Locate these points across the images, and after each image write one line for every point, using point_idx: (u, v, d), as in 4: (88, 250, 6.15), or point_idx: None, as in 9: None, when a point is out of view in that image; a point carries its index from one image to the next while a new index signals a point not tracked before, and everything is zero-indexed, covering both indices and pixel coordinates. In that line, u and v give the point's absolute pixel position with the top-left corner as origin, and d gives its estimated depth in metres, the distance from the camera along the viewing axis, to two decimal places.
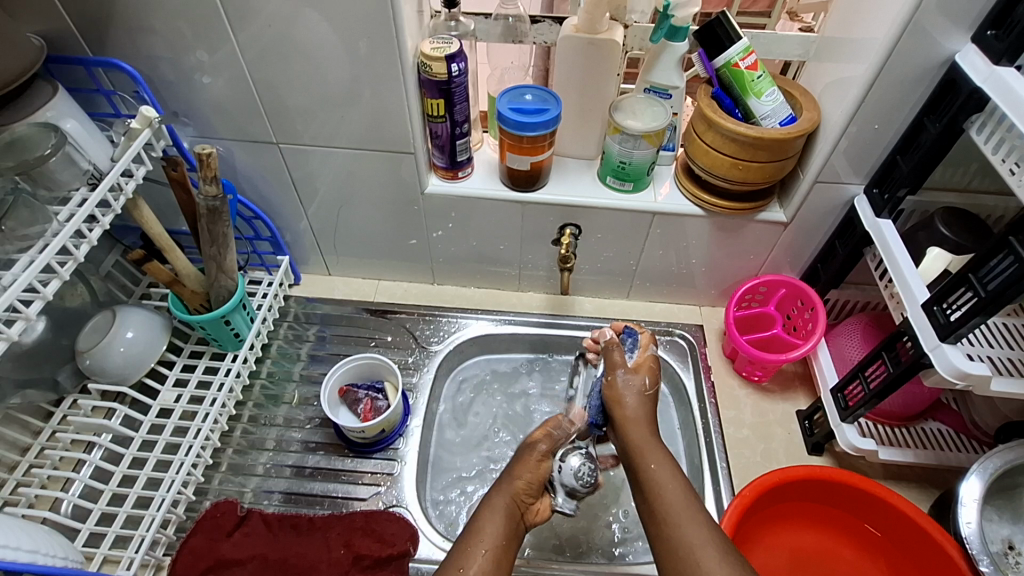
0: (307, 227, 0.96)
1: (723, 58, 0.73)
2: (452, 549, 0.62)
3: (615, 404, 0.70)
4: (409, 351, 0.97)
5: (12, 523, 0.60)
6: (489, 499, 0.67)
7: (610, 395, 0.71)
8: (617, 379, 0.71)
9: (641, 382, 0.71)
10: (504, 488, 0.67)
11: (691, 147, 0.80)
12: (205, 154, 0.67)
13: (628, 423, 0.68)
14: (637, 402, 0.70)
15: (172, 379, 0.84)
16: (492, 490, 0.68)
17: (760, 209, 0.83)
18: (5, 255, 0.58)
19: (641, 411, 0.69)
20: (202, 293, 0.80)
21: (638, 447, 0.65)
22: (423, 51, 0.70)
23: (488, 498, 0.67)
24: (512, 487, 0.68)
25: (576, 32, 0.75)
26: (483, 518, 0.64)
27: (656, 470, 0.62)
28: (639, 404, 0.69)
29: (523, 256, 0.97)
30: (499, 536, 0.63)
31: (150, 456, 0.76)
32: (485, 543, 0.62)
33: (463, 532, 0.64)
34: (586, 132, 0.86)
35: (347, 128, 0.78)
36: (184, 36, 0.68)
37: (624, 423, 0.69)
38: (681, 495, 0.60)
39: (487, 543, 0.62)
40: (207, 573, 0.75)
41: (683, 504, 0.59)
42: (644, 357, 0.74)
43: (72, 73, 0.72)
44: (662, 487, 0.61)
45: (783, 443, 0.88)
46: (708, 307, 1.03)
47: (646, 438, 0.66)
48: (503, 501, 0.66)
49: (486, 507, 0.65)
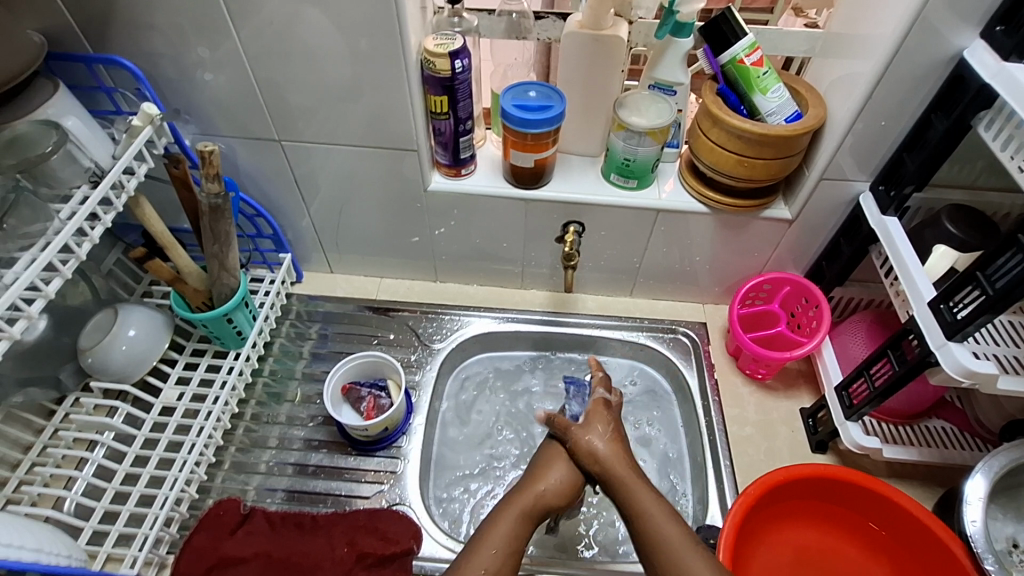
0: (309, 224, 0.95)
1: (729, 54, 0.72)
2: (465, 546, 0.63)
3: (586, 456, 0.69)
4: (411, 348, 0.97)
5: (15, 522, 0.60)
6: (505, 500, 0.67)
7: (581, 448, 0.69)
8: (585, 434, 0.69)
9: (606, 425, 0.71)
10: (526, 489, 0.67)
11: (695, 144, 0.79)
12: (207, 151, 0.66)
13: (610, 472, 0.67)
14: (611, 452, 0.68)
15: (175, 377, 0.84)
16: (513, 491, 0.68)
17: (764, 206, 0.82)
18: (6, 253, 0.58)
19: (620, 456, 0.68)
20: (204, 291, 0.80)
21: (633, 500, 0.64)
22: (426, 47, 0.70)
23: (506, 499, 0.67)
24: (535, 488, 0.67)
25: (581, 28, 0.74)
26: (495, 517, 0.65)
27: (655, 516, 0.62)
28: (613, 451, 0.68)
29: (525, 254, 0.96)
30: (511, 536, 0.63)
31: (153, 455, 0.76)
32: (497, 538, 0.62)
33: (479, 529, 0.64)
34: (590, 129, 0.85)
35: (349, 126, 0.78)
36: (185, 32, 0.68)
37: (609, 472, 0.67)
38: (685, 542, 0.60)
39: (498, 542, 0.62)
40: (211, 572, 0.75)
41: (691, 551, 0.59)
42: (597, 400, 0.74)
43: (73, 70, 0.71)
44: (665, 536, 0.61)
45: (787, 441, 0.87)
46: (711, 305, 1.02)
47: (633, 482, 0.66)
48: (523, 501, 0.66)
49: (504, 505, 0.66)
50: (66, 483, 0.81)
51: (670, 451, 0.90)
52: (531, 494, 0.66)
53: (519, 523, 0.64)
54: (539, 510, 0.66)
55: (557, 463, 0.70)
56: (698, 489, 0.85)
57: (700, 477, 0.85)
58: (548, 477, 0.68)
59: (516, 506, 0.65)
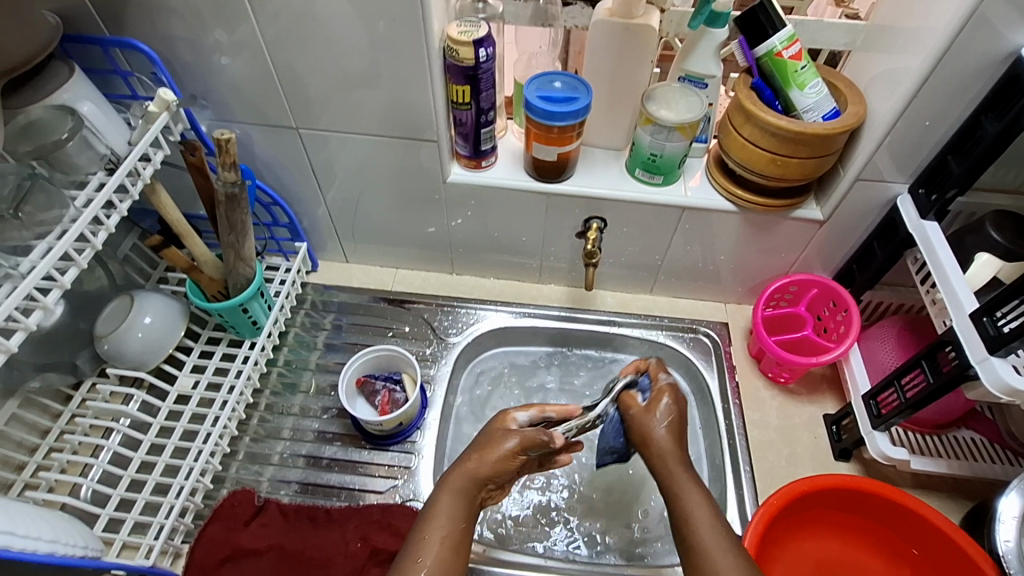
0: (325, 213, 0.94)
1: (765, 47, 0.69)
2: (408, 538, 0.59)
3: (645, 443, 0.67)
4: (427, 342, 0.95)
5: (33, 512, 0.59)
6: (444, 481, 0.62)
7: (641, 434, 0.67)
8: (647, 418, 0.67)
9: (670, 415, 0.67)
10: (466, 469, 0.62)
11: (726, 140, 0.76)
12: (225, 139, 0.65)
13: (659, 453, 0.64)
14: (666, 434, 0.65)
15: (190, 365, 0.84)
16: (446, 476, 0.63)
17: (795, 206, 0.79)
18: (22, 242, 0.57)
19: (675, 449, 0.64)
20: (219, 280, 0.79)
21: (684, 505, 0.59)
22: (449, 35, 0.67)
23: (439, 488, 0.62)
24: (476, 470, 0.62)
25: (610, 16, 0.71)
26: (440, 503, 0.60)
27: (687, 489, 0.60)
28: (670, 439, 0.65)
29: (546, 247, 0.94)
30: (446, 532, 0.58)
31: (167, 443, 0.76)
32: (442, 532, 0.58)
33: (422, 516, 0.60)
34: (616, 122, 0.82)
35: (367, 113, 0.76)
36: (202, 16, 0.66)
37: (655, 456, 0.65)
38: (698, 497, 0.59)
39: (445, 532, 0.58)
40: (225, 563, 0.75)
41: (699, 505, 0.59)
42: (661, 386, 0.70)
43: (88, 54, 0.69)
44: (693, 516, 0.58)
45: (809, 447, 0.85)
46: (733, 305, 1.00)
47: (677, 463, 0.63)
48: (466, 484, 0.62)
49: (444, 490, 0.61)
50: (83, 469, 0.81)
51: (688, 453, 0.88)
52: (470, 469, 0.62)
53: (463, 508, 0.60)
54: (477, 488, 0.62)
55: (500, 438, 0.65)
56: (716, 493, 0.83)
57: (719, 481, 0.83)
58: (485, 452, 0.63)
59: (451, 490, 0.61)
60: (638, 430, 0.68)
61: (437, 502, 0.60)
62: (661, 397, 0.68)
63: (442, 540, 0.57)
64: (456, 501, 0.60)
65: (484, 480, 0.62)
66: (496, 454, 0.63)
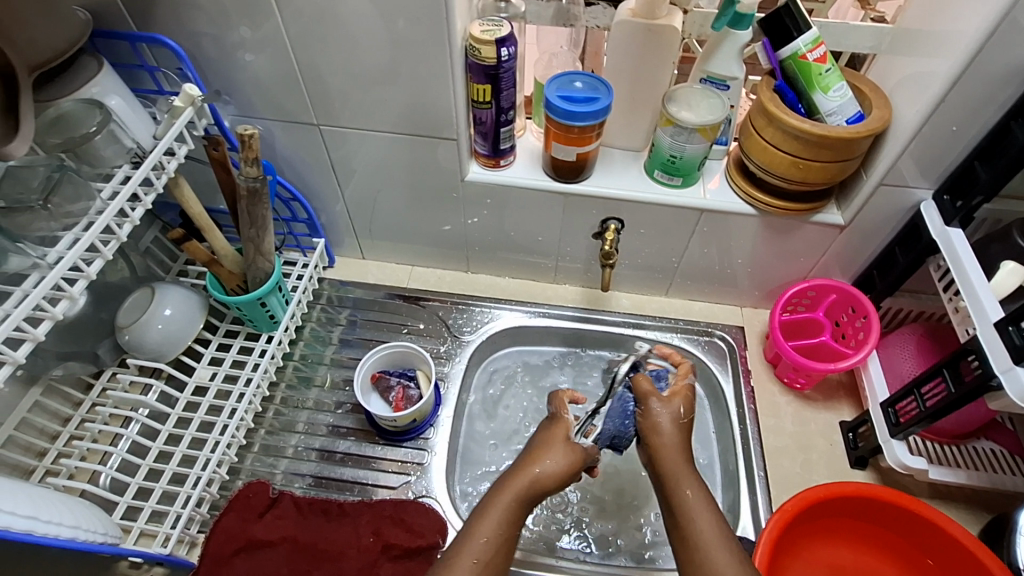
0: (343, 209, 0.95)
1: (789, 49, 0.68)
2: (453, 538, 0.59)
3: (650, 433, 0.65)
4: (441, 340, 0.96)
5: (56, 497, 0.60)
6: (496, 488, 0.61)
7: (644, 423, 0.66)
8: (654, 409, 0.66)
9: (679, 409, 0.66)
10: (523, 476, 0.61)
11: (747, 142, 0.76)
12: (248, 134, 0.66)
13: (663, 450, 0.64)
14: (674, 430, 0.65)
15: (208, 357, 0.85)
16: (503, 480, 0.62)
17: (815, 211, 0.79)
18: (50, 233, 0.58)
19: (680, 444, 0.64)
20: (238, 274, 0.80)
21: (686, 506, 0.59)
22: (471, 33, 0.67)
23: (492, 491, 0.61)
24: (535, 478, 0.61)
25: (633, 16, 0.71)
26: (487, 506, 0.59)
27: (690, 490, 0.60)
28: (676, 435, 0.64)
29: (562, 248, 0.94)
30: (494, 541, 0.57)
31: (185, 433, 0.77)
32: (488, 535, 0.57)
33: (470, 518, 0.59)
34: (636, 122, 0.82)
35: (387, 110, 0.76)
36: (227, 12, 0.66)
37: (658, 451, 0.64)
38: (700, 499, 0.60)
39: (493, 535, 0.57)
40: (240, 554, 0.76)
41: (700, 507, 0.59)
42: (681, 384, 0.69)
43: (116, 49, 0.70)
44: (694, 517, 0.58)
45: (824, 454, 0.84)
46: (749, 309, 0.99)
47: (681, 464, 0.62)
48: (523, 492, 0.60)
49: (496, 494, 0.60)
50: (102, 457, 0.83)
51: (701, 457, 0.88)
52: (524, 480, 0.61)
53: (514, 513, 0.59)
54: (534, 496, 0.61)
55: (557, 448, 0.64)
56: (729, 498, 0.83)
57: (732, 485, 0.83)
58: (543, 461, 0.62)
59: (505, 497, 0.60)
60: (643, 421, 0.66)
61: (486, 506, 0.59)
62: (677, 392, 0.68)
63: (489, 544, 0.57)
64: (509, 512, 0.59)
65: (542, 490, 0.61)
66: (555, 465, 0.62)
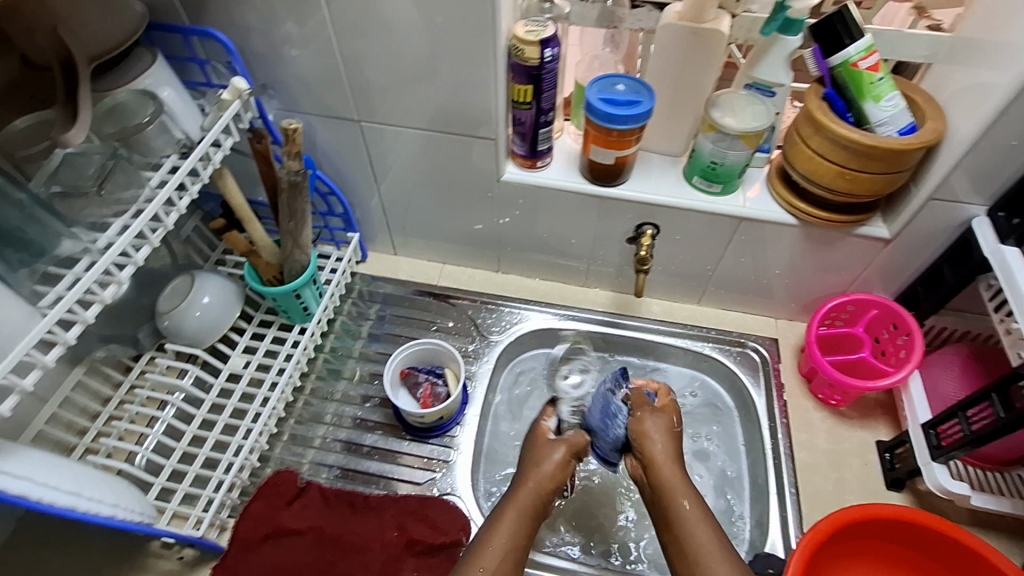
0: (378, 205, 0.95)
1: (841, 57, 0.67)
2: (467, 549, 0.63)
3: (643, 441, 0.70)
4: (469, 338, 0.96)
5: (98, 475, 0.62)
6: (504, 502, 0.66)
7: (634, 432, 0.70)
8: (644, 420, 0.71)
9: (669, 420, 0.71)
10: (522, 486, 0.67)
11: (791, 151, 0.74)
12: (292, 129, 0.67)
13: (657, 465, 0.68)
14: (664, 445, 0.69)
15: (243, 345, 0.87)
16: (508, 495, 0.67)
17: (859, 223, 0.77)
18: (101, 218, 0.59)
19: (671, 452, 0.68)
20: (276, 265, 0.82)
21: (684, 517, 0.62)
22: (516, 34, 0.67)
23: (500, 506, 0.66)
24: (540, 487, 0.67)
25: (679, 19, 0.70)
26: (496, 519, 0.64)
27: (685, 503, 0.63)
28: (668, 446, 0.69)
29: (594, 251, 0.93)
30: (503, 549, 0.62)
31: (218, 419, 0.78)
32: (497, 543, 0.62)
33: (480, 531, 0.64)
34: (676, 128, 0.81)
35: (427, 109, 0.77)
36: (275, 8, 0.68)
37: (654, 464, 0.68)
38: (696, 510, 0.62)
39: (501, 542, 0.62)
40: (267, 540, 0.77)
41: (696, 516, 0.62)
42: (665, 397, 0.75)
43: (169, 41, 0.72)
44: (691, 526, 0.61)
45: (859, 474, 0.82)
46: (784, 321, 0.97)
47: (678, 477, 0.66)
48: (525, 502, 0.66)
49: (503, 506, 0.66)
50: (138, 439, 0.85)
51: (729, 470, 0.87)
52: (528, 491, 0.67)
53: (519, 521, 0.64)
54: (536, 506, 0.66)
55: (546, 454, 0.71)
56: (758, 513, 0.81)
57: (761, 500, 0.81)
58: (538, 469, 0.69)
59: (510, 508, 0.65)
60: (633, 433, 0.71)
61: (494, 518, 0.65)
62: (661, 408, 0.73)
63: (498, 551, 0.61)
64: (517, 522, 0.64)
65: (544, 499, 0.67)
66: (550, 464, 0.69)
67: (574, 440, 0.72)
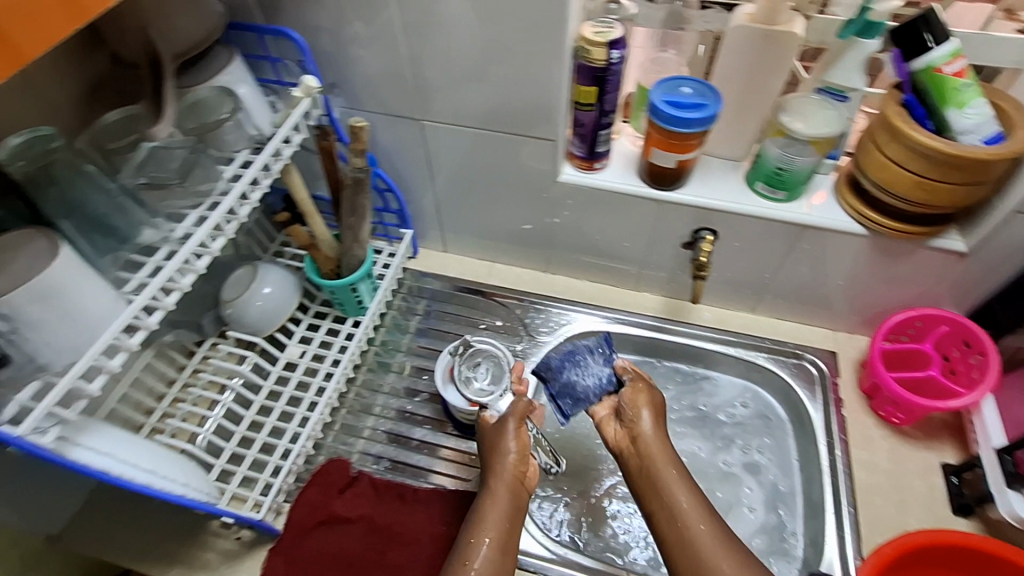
0: (432, 202, 0.97)
1: (923, 62, 0.63)
2: (460, 535, 0.66)
3: (635, 414, 0.73)
4: (518, 338, 0.97)
5: (172, 455, 0.64)
6: (487, 489, 0.69)
7: (631, 400, 0.74)
8: (641, 394, 0.74)
9: (654, 397, 0.75)
10: (497, 471, 0.69)
11: (864, 158, 0.72)
12: (358, 128, 0.68)
13: (641, 439, 0.71)
14: (649, 417, 0.72)
15: (299, 335, 0.90)
16: (487, 482, 0.70)
17: (933, 234, 0.73)
18: (179, 210, 0.62)
19: (657, 425, 0.72)
20: (334, 259, 0.84)
21: (667, 488, 0.66)
22: (584, 35, 0.68)
23: (485, 494, 0.68)
24: (512, 467, 0.70)
25: (750, 21, 0.68)
26: (485, 506, 0.67)
27: (668, 475, 0.67)
28: (654, 419, 0.72)
29: (647, 256, 0.92)
30: (500, 530, 0.65)
31: (276, 406, 0.81)
32: (488, 534, 0.65)
33: (469, 520, 0.67)
34: (740, 132, 0.79)
35: (487, 109, 0.77)
36: (345, 8, 0.69)
37: (636, 437, 0.71)
38: (678, 479, 0.67)
39: (492, 533, 0.65)
40: (320, 527, 0.79)
41: (679, 484, 0.66)
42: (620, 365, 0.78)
43: (245, 40, 0.75)
44: (675, 494, 0.65)
45: (922, 497, 0.79)
46: (843, 334, 0.94)
47: (660, 450, 0.69)
48: (505, 487, 0.68)
49: (487, 495, 0.68)
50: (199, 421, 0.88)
51: (781, 484, 0.85)
52: (507, 475, 0.69)
53: (505, 508, 0.67)
54: (514, 486, 0.69)
55: (505, 431, 0.72)
56: (811, 530, 0.79)
57: (815, 518, 0.79)
58: (508, 450, 0.71)
59: (495, 496, 0.68)
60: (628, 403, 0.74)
61: (481, 508, 0.67)
62: (641, 384, 0.76)
63: (491, 541, 0.64)
64: (503, 507, 0.67)
65: (518, 480, 0.70)
66: (515, 440, 0.71)
67: (518, 406, 0.74)
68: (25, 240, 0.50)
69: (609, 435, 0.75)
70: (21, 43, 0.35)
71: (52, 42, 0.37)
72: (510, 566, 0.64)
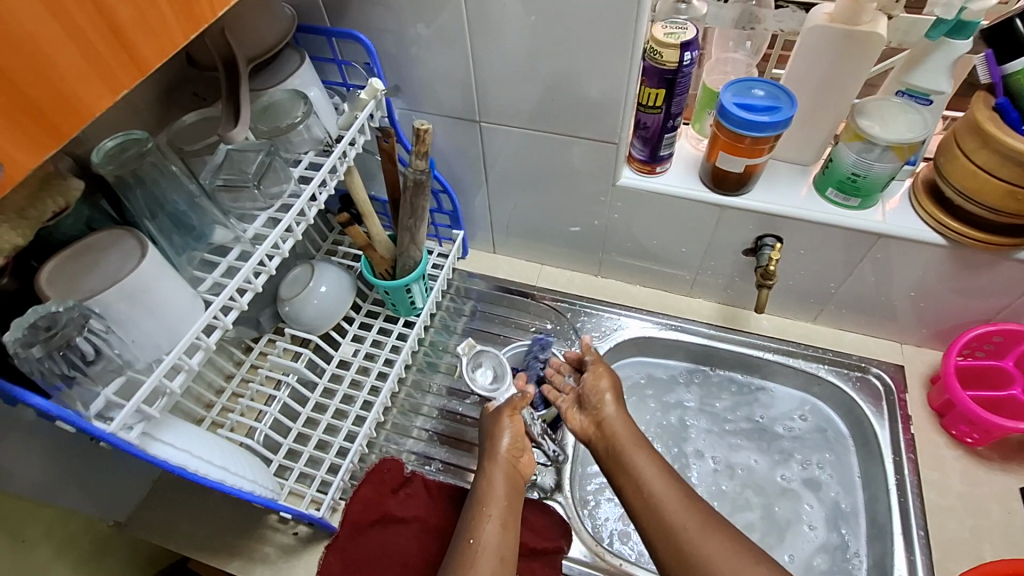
0: (484, 204, 0.96)
1: (1022, 63, 0.60)
2: (464, 515, 0.71)
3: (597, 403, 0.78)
4: (569, 343, 0.95)
5: (240, 454, 0.66)
6: (484, 473, 0.73)
7: (591, 391, 0.79)
8: (598, 380, 0.79)
9: (614, 381, 0.80)
10: (491, 455, 0.74)
11: (949, 164, 0.68)
12: (423, 129, 0.67)
13: (608, 423, 0.76)
14: (612, 403, 0.78)
15: (352, 334, 0.91)
16: (484, 468, 0.74)
17: (1021, 246, 0.69)
18: (249, 211, 0.63)
19: (618, 408, 0.77)
20: (389, 259, 0.84)
21: (638, 466, 0.71)
22: (656, 36, 0.67)
23: (483, 478, 0.73)
24: (506, 453, 0.74)
25: (830, 21, 0.65)
26: (485, 488, 0.72)
27: (637, 454, 0.72)
28: (614, 402, 0.78)
29: (704, 262, 0.90)
30: (500, 507, 0.70)
31: (332, 404, 0.82)
32: (490, 513, 0.70)
33: (471, 501, 0.72)
34: (809, 135, 0.76)
35: (547, 111, 0.76)
36: (409, 9, 0.69)
37: (605, 422, 0.76)
38: (648, 457, 0.72)
39: (493, 512, 0.70)
40: (376, 525, 0.80)
41: (648, 460, 0.71)
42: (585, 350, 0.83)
43: (312, 42, 0.76)
44: (645, 471, 0.70)
45: (1001, 523, 0.75)
46: (911, 347, 0.89)
47: (628, 433, 0.74)
48: (502, 472, 0.73)
49: (484, 477, 0.73)
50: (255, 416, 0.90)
51: (843, 503, 0.82)
52: (502, 460, 0.73)
53: (503, 491, 0.72)
54: (511, 469, 0.74)
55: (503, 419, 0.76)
56: (876, 553, 0.76)
57: (880, 539, 0.76)
58: (500, 435, 0.75)
59: (491, 476, 0.72)
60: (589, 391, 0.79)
61: (480, 490, 0.72)
62: (601, 370, 0.81)
63: (494, 522, 0.69)
64: (504, 491, 0.72)
65: (513, 466, 0.74)
66: (509, 427, 0.75)
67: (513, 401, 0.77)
68: (114, 240, 0.52)
69: (574, 424, 0.80)
70: (146, 55, 0.38)
71: (170, 51, 0.40)
72: (512, 541, 0.69)
